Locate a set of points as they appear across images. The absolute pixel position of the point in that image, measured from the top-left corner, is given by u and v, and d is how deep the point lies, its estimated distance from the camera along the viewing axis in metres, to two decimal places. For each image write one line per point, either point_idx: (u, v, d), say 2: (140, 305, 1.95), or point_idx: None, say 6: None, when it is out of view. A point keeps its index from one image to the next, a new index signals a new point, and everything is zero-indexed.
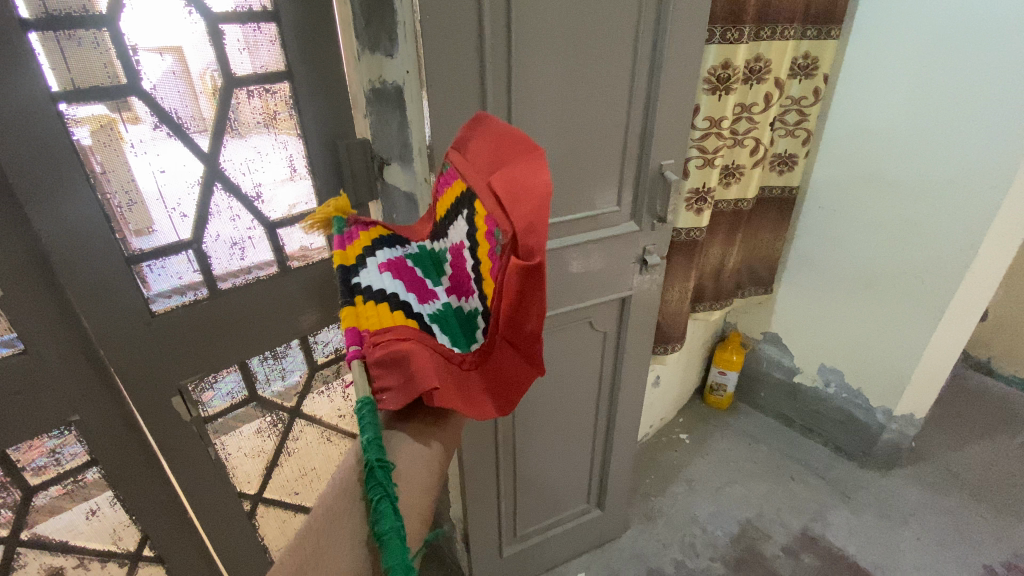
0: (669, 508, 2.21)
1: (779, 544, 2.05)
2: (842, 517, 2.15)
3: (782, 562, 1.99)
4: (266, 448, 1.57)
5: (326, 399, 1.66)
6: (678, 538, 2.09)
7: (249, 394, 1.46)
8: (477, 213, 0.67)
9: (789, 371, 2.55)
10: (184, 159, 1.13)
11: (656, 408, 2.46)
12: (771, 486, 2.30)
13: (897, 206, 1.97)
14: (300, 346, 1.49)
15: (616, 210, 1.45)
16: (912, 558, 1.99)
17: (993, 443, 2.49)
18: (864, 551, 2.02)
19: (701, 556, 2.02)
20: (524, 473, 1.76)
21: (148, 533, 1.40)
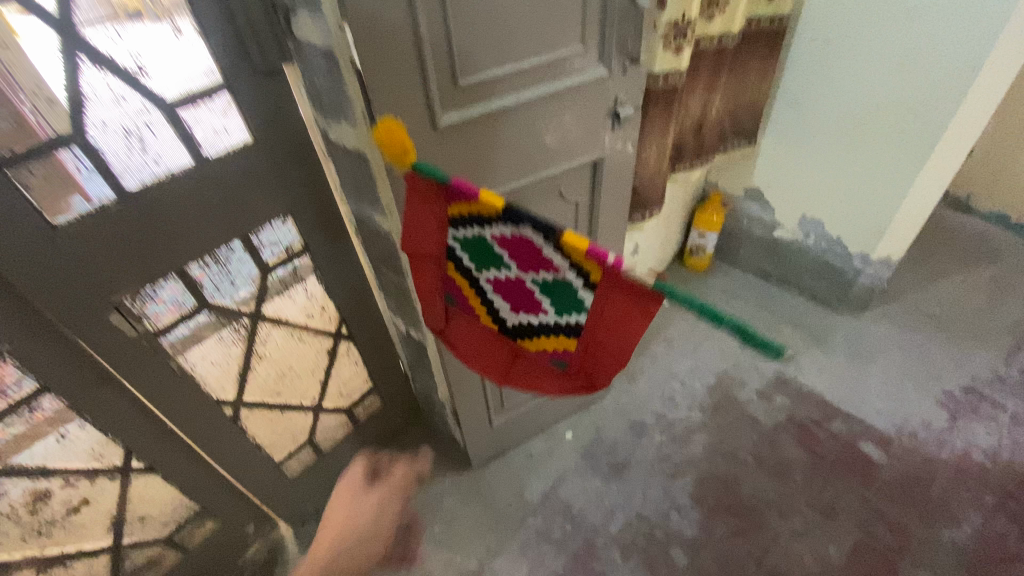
0: (650, 367, 2.25)
1: (753, 389, 2.14)
2: (813, 359, 2.25)
3: (756, 404, 2.08)
4: (235, 354, 1.48)
5: (288, 299, 1.52)
6: (659, 393, 2.15)
7: (198, 302, 1.33)
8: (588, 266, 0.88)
9: (769, 226, 2.49)
10: (23, 25, 0.88)
11: (635, 275, 2.43)
12: (747, 338, 2.35)
13: (900, 27, 1.74)
14: (242, 245, 1.33)
15: (581, 51, 1.22)
16: (876, 388, 2.12)
17: (962, 280, 2.54)
18: (832, 387, 2.14)
19: (681, 407, 2.09)
20: None
21: (131, 448, 1.37)
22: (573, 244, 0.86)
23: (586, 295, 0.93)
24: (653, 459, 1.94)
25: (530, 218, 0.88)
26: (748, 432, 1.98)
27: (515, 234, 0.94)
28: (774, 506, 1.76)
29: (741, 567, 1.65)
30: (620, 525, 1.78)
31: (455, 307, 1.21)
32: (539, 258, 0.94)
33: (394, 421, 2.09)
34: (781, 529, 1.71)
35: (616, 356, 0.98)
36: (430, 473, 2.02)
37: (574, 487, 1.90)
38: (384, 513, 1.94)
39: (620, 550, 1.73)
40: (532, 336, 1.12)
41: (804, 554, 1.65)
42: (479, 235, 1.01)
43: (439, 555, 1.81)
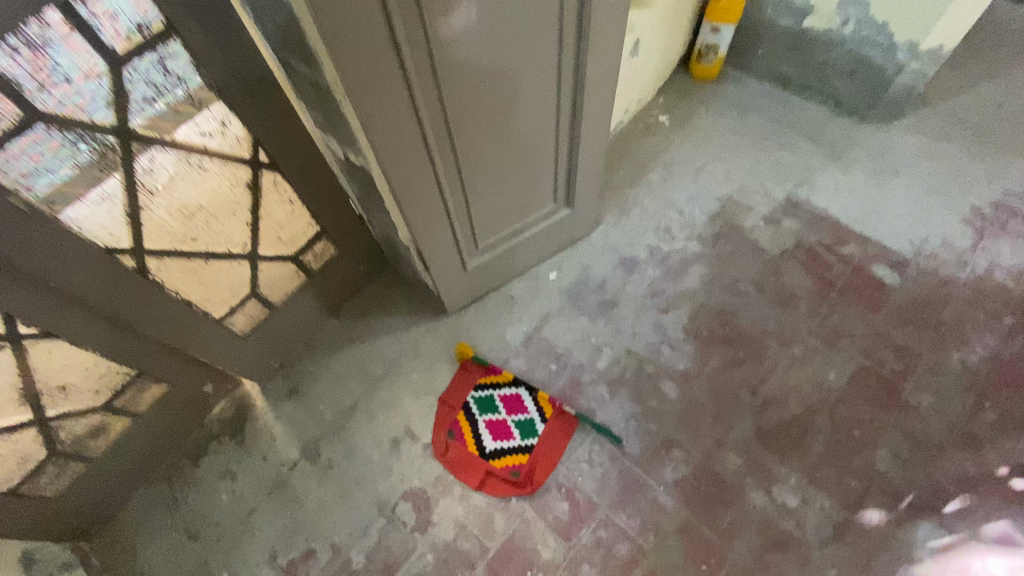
0: (645, 197, 1.93)
1: (759, 215, 1.87)
2: (828, 178, 1.96)
3: (761, 232, 1.84)
4: (113, 190, 1.08)
5: (169, 111, 1.08)
6: (654, 224, 1.86)
7: (25, 112, 0.91)
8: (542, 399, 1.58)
9: (797, 14, 1.98)
10: None
11: (632, 85, 1.97)
12: (756, 158, 2.02)
13: None
14: (61, 16, 0.87)
15: None
16: (895, 209, 1.89)
17: (1014, 78, 2.13)
18: (847, 208, 1.89)
19: (678, 239, 1.83)
20: (472, 175, 1.38)
21: (8, 311, 1.06)
22: (543, 398, 1.58)
23: (541, 425, 1.54)
24: (644, 294, 1.72)
25: (527, 382, 1.62)
26: (751, 260, 1.77)
27: (517, 393, 1.60)
28: (774, 336, 1.63)
29: (735, 395, 1.54)
30: (607, 362, 1.62)
31: (455, 440, 1.56)
32: (519, 408, 1.58)
33: (354, 271, 1.80)
34: (779, 358, 1.59)
35: (539, 469, 1.49)
36: (401, 322, 1.80)
37: (557, 326, 1.70)
38: (352, 364, 1.76)
39: (606, 385, 1.58)
40: (500, 456, 1.52)
41: (802, 381, 1.56)
42: (487, 393, 1.61)
43: (422, 401, 1.65)
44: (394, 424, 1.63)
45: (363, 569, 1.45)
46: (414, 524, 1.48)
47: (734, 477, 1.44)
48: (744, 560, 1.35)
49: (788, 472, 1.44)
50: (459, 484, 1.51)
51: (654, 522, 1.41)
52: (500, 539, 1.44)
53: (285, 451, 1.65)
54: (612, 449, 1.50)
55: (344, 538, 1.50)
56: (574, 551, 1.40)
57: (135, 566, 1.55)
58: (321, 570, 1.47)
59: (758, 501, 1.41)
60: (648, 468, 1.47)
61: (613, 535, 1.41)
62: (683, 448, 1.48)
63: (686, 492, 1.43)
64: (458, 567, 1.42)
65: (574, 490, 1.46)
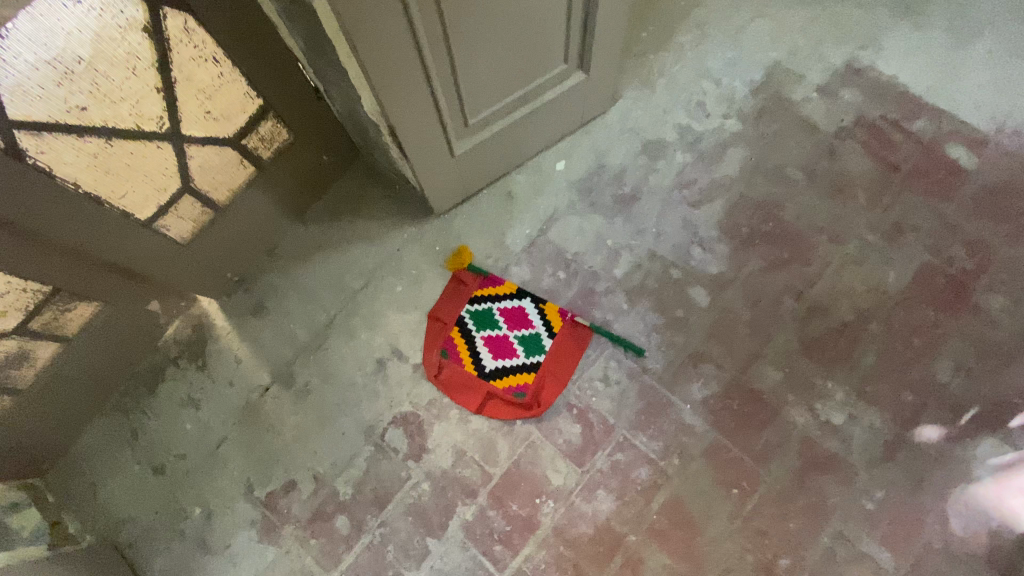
0: (673, 66, 1.56)
1: (812, 85, 1.53)
2: (899, 38, 1.59)
3: (814, 106, 1.50)
4: None
5: None
6: (684, 99, 1.52)
7: None
8: (550, 310, 1.34)
9: None
10: None
11: None
12: (812, 13, 1.62)
13: None
14: None
15: None
16: (978, 75, 1.54)
17: None
18: (920, 75, 1.54)
19: (712, 117, 1.49)
20: (455, 13, 1.00)
21: None
22: (552, 309, 1.34)
23: (548, 340, 1.32)
24: (671, 184, 1.42)
25: (532, 293, 1.37)
26: (799, 141, 1.46)
27: (520, 306, 1.36)
28: (825, 232, 1.37)
29: (776, 300, 1.31)
30: (625, 267, 1.36)
31: (451, 359, 1.33)
32: (523, 321, 1.34)
33: (318, 163, 1.47)
34: (830, 258, 1.34)
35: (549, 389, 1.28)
36: (381, 224, 1.50)
37: (566, 226, 1.41)
38: (323, 275, 1.48)
39: (623, 293, 1.34)
40: (502, 376, 1.30)
41: (855, 283, 1.32)
42: (485, 307, 1.36)
43: (408, 316, 1.40)
44: (378, 344, 1.39)
45: (351, 501, 1.28)
46: (405, 452, 1.29)
47: (772, 393, 1.24)
48: (781, 482, 1.19)
49: (834, 387, 1.25)
50: (455, 407, 1.30)
51: (679, 444, 1.22)
52: (504, 465, 1.25)
53: (254, 375, 1.42)
54: (631, 366, 1.28)
55: (328, 468, 1.31)
56: (587, 477, 1.22)
57: (99, 502, 1.39)
58: (304, 503, 1.30)
59: (800, 418, 1.23)
60: (672, 384, 1.26)
61: (633, 458, 1.22)
62: (714, 361, 1.27)
63: (716, 410, 1.24)
64: (455, 496, 1.24)
65: (587, 411, 1.26)
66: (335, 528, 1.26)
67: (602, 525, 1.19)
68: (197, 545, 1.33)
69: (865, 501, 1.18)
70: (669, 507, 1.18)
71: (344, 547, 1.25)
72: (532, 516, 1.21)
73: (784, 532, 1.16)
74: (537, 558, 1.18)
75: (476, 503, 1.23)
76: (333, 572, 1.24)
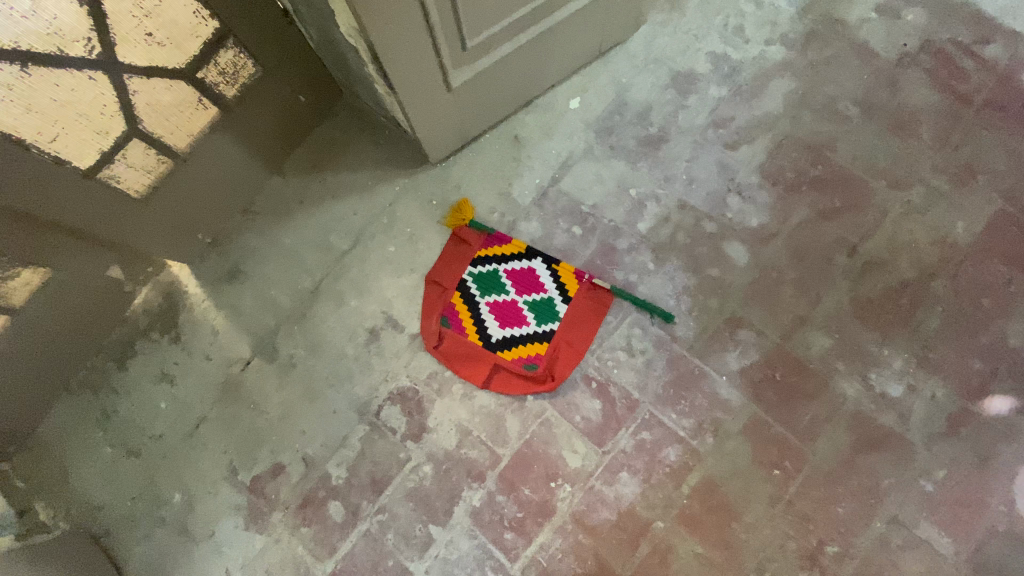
0: None
1: (870, 4, 1.30)
2: None
3: (871, 29, 1.28)
4: None
5: None
6: (718, 23, 1.29)
7: None
8: (564, 271, 1.17)
9: None
10: None
11: None
12: None
13: None
14: None
15: None
16: None
17: None
18: None
19: (752, 44, 1.27)
20: None
21: None
22: (566, 270, 1.17)
23: (563, 306, 1.15)
24: (704, 124, 1.22)
25: (543, 252, 1.19)
26: (854, 70, 1.25)
27: (529, 267, 1.19)
28: (883, 176, 1.18)
29: (826, 256, 1.13)
30: (651, 221, 1.18)
31: (452, 329, 1.17)
32: (534, 285, 1.17)
33: (293, 104, 1.27)
34: (889, 206, 1.16)
35: (564, 359, 1.12)
36: (370, 175, 1.31)
37: (583, 173, 1.23)
38: (306, 234, 1.30)
39: (649, 251, 1.17)
40: (511, 346, 1.15)
41: (918, 235, 1.14)
42: (490, 269, 1.20)
43: (403, 279, 1.23)
44: (369, 312, 1.22)
45: (345, 486, 1.15)
46: (404, 432, 1.15)
47: (821, 362, 1.09)
48: (830, 461, 1.05)
49: (892, 354, 1.09)
50: (459, 381, 1.16)
51: (714, 421, 1.08)
52: (514, 446, 1.11)
53: (233, 347, 1.27)
54: (659, 334, 1.12)
55: (318, 449, 1.17)
56: (609, 458, 1.08)
57: (70, 487, 1.26)
58: (293, 488, 1.17)
59: (851, 390, 1.08)
60: (706, 354, 1.10)
61: (661, 437, 1.08)
62: (754, 327, 1.11)
63: (756, 383, 1.08)
64: (460, 480, 1.11)
65: (608, 385, 1.11)
66: (328, 514, 1.14)
67: (626, 511, 1.05)
68: (178, 533, 1.21)
69: (924, 481, 1.04)
70: (703, 490, 1.05)
71: (338, 535, 1.13)
72: (548, 502, 1.08)
73: (832, 517, 1.03)
74: (553, 547, 1.06)
75: (484, 487, 1.10)
76: (328, 563, 1.12)
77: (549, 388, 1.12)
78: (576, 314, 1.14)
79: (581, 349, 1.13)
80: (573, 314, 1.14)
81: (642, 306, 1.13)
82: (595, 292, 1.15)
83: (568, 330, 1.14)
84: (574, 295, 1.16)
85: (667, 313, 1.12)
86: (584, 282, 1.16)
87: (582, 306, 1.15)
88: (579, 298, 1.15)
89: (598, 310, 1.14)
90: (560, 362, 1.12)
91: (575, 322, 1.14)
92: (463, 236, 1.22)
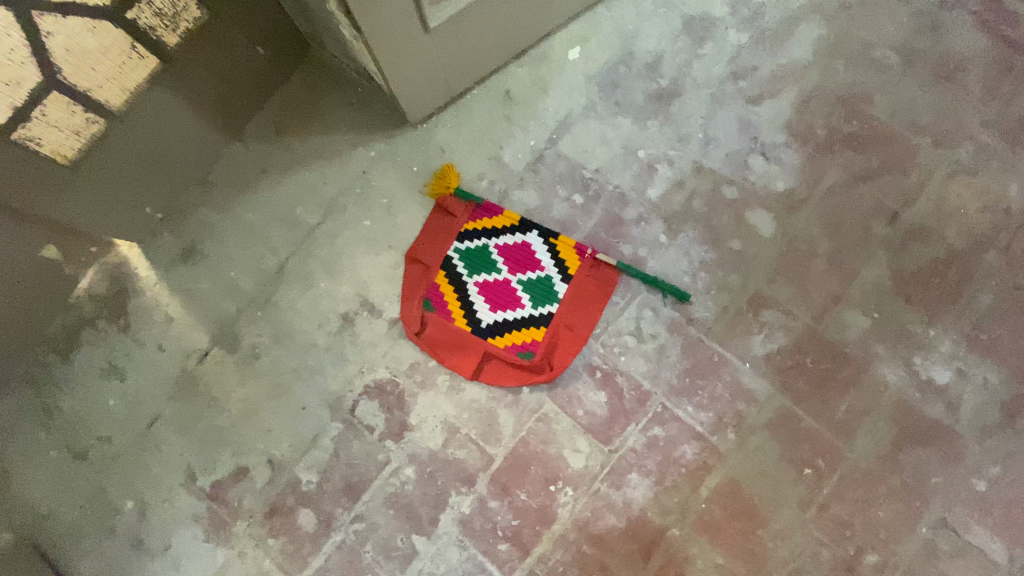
0: None
1: None
2: None
3: None
4: None
5: None
6: None
7: None
8: (564, 246, 1.02)
9: None
10: None
11: None
12: None
13: None
14: None
15: None
16: None
17: None
18: None
19: None
20: None
21: None
22: (566, 244, 1.02)
23: (562, 285, 1.01)
24: (722, 75, 1.07)
25: (539, 224, 1.04)
26: (893, 13, 1.09)
27: (524, 242, 1.04)
28: (927, 133, 1.03)
29: (863, 225, 0.99)
30: (662, 187, 1.03)
31: (436, 313, 1.03)
32: (529, 262, 1.03)
33: (250, 57, 1.12)
34: (934, 167, 1.02)
35: (564, 346, 0.98)
36: (341, 139, 1.15)
37: (585, 134, 1.07)
38: (270, 207, 1.14)
39: (661, 221, 1.02)
40: (503, 332, 1.00)
41: (967, 200, 1.00)
42: (479, 245, 1.05)
43: (380, 257, 1.08)
44: (342, 295, 1.08)
45: (317, 492, 1.01)
46: (383, 430, 1.01)
47: (857, 345, 0.95)
48: (868, 459, 0.92)
49: (939, 336, 0.95)
50: (444, 371, 1.01)
51: (735, 414, 0.94)
52: (508, 445, 0.97)
53: (189, 337, 1.12)
54: (672, 315, 0.98)
55: (286, 451, 1.03)
56: (616, 458, 0.94)
57: (6, 496, 1.11)
58: (258, 495, 1.03)
59: (892, 377, 0.94)
60: (726, 338, 0.96)
61: (675, 433, 0.94)
62: (781, 307, 0.97)
63: (785, 370, 0.95)
64: (447, 484, 0.97)
65: (614, 375, 0.97)
66: (298, 524, 1.00)
67: (636, 518, 0.92)
68: (132, 545, 1.07)
69: (976, 480, 0.91)
70: (724, 493, 0.92)
71: (310, 548, 0.99)
72: (547, 508, 0.94)
73: (871, 521, 0.90)
74: (553, 560, 0.92)
75: (474, 492, 0.96)
76: None
77: (547, 379, 0.97)
78: (577, 293, 1.00)
79: (583, 334, 0.99)
80: (574, 295, 1.00)
81: (654, 284, 0.98)
82: (599, 269, 1.01)
83: (568, 313, 0.99)
84: (575, 273, 1.01)
85: (683, 291, 0.97)
86: (587, 259, 1.01)
87: (584, 285, 1.00)
88: (580, 277, 1.01)
89: (602, 290, 1.00)
90: (559, 349, 0.98)
91: (576, 304, 1.00)
92: (447, 207, 1.07)
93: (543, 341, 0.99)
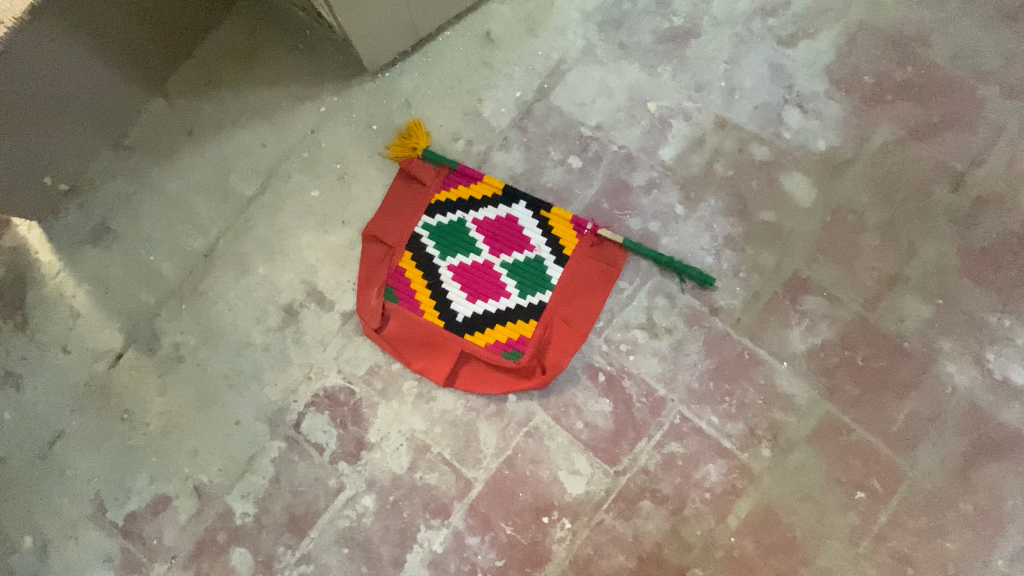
0: None
1: None
2: None
3: None
4: None
5: None
6: None
7: None
8: (558, 220, 0.83)
9: None
10: None
11: None
12: None
13: None
14: None
15: None
16: None
17: None
18: None
19: None
20: None
21: None
22: (561, 218, 0.83)
23: (556, 269, 0.82)
24: (748, 12, 0.88)
25: (527, 194, 0.85)
26: None
27: (508, 216, 0.84)
28: (996, 80, 0.85)
29: (921, 192, 0.81)
30: (677, 146, 0.84)
31: (401, 304, 0.83)
32: (516, 240, 0.83)
33: None
34: (1005, 122, 0.83)
35: (557, 342, 0.79)
36: (285, 92, 0.94)
37: (582, 84, 0.88)
38: (199, 175, 0.93)
39: (677, 188, 0.83)
40: (484, 326, 0.81)
41: None
42: (454, 220, 0.85)
43: (332, 237, 0.88)
44: (286, 283, 0.87)
45: (255, 527, 0.81)
46: (334, 450, 0.81)
47: (918, 339, 0.77)
48: (934, 479, 0.75)
49: (1016, 327, 0.78)
50: (411, 376, 0.82)
51: (770, 425, 0.76)
52: (491, 467, 0.78)
53: (99, 336, 0.91)
54: (691, 303, 0.80)
55: (217, 476, 0.83)
56: (624, 482, 0.76)
57: None
58: (182, 530, 0.83)
59: (960, 377, 0.77)
60: (758, 331, 0.78)
61: (696, 450, 0.76)
62: (824, 292, 0.79)
63: (830, 370, 0.77)
64: (415, 516, 0.78)
65: (621, 378, 0.79)
66: (230, 567, 0.81)
67: (649, 555, 0.74)
68: None
69: None
70: (757, 524, 0.74)
71: None
72: (539, 545, 0.76)
73: (939, 556, 0.73)
74: None
75: (448, 526, 0.78)
76: None
77: (536, 384, 0.78)
78: (574, 277, 0.81)
79: (581, 327, 0.80)
80: (571, 279, 0.81)
81: (670, 266, 0.80)
82: (601, 248, 0.82)
83: (564, 301, 0.81)
84: (574, 253, 0.82)
85: (705, 275, 0.79)
86: (586, 235, 0.82)
87: (583, 267, 0.81)
88: (579, 257, 0.82)
89: (606, 273, 0.81)
90: (551, 347, 0.79)
91: (572, 291, 0.81)
92: (415, 174, 0.87)
93: (533, 336, 0.80)
